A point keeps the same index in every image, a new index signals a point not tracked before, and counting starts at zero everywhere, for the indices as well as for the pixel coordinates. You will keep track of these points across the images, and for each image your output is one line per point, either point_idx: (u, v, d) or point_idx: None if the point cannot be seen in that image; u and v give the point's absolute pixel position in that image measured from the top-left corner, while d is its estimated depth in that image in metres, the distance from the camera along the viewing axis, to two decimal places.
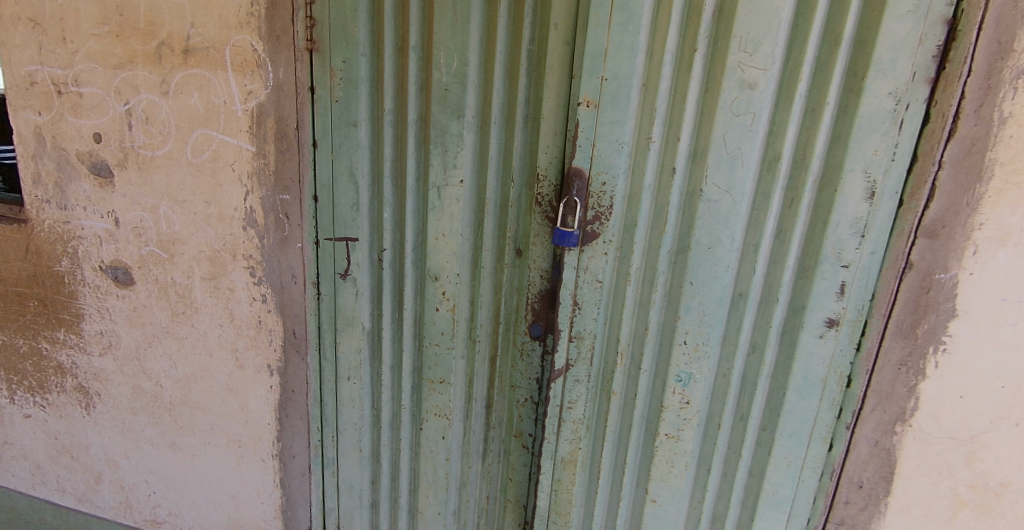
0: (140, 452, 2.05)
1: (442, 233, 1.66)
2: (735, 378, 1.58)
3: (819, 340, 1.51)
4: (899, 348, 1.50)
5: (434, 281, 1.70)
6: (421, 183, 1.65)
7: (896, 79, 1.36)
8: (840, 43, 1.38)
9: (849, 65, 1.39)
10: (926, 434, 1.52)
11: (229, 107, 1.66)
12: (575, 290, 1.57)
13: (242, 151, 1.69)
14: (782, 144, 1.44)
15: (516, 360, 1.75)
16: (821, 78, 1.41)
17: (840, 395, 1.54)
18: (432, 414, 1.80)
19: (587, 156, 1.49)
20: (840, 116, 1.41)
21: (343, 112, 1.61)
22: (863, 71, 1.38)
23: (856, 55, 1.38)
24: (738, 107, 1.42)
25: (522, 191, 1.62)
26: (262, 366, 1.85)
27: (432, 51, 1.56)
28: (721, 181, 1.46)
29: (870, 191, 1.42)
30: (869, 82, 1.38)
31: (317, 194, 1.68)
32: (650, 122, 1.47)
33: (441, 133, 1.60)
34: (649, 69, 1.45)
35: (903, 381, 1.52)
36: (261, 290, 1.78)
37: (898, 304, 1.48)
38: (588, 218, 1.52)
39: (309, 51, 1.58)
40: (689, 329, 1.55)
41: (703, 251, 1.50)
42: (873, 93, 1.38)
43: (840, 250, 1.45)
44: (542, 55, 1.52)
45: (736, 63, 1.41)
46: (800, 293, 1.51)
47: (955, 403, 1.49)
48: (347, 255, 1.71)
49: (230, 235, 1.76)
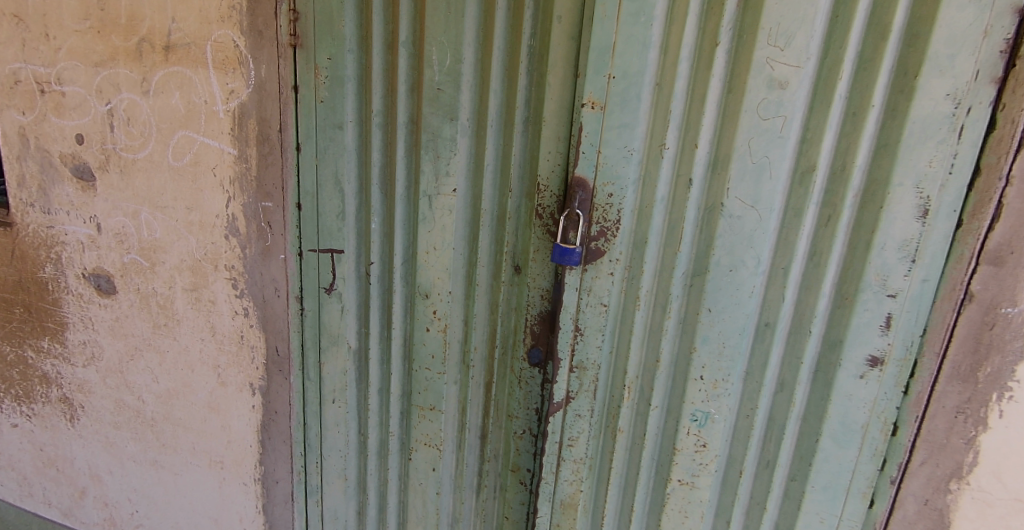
0: (123, 469, 1.96)
1: (433, 247, 1.51)
2: (759, 419, 1.39)
3: (859, 381, 1.31)
4: (956, 393, 1.29)
5: (424, 299, 1.55)
6: (411, 191, 1.51)
7: (956, 78, 1.16)
8: (889, 35, 1.18)
9: (899, 61, 1.19)
10: (986, 494, 1.31)
11: (210, 108, 1.56)
12: (576, 314, 1.40)
13: (223, 155, 1.57)
14: (818, 153, 1.24)
15: (513, 387, 1.58)
16: (865, 76, 1.21)
17: (883, 445, 1.33)
18: (422, 443, 1.65)
19: (592, 164, 1.33)
20: (887, 120, 1.21)
21: (328, 114, 1.48)
22: (916, 68, 1.18)
23: (908, 49, 1.18)
24: (767, 109, 1.24)
25: (521, 202, 1.46)
26: (244, 385, 1.73)
27: (424, 47, 1.42)
28: (745, 194, 1.28)
29: (923, 209, 1.21)
30: (923, 81, 1.18)
31: (301, 202, 1.55)
32: (663, 127, 1.29)
33: (433, 137, 1.45)
34: (663, 66, 1.28)
35: (959, 432, 1.31)
36: (243, 303, 1.66)
37: (954, 341, 1.27)
38: (592, 234, 1.35)
39: (292, 47, 1.46)
40: (706, 363, 1.37)
41: (723, 274, 1.32)
42: (927, 94, 1.18)
43: (886, 277, 1.25)
44: (543, 50, 1.36)
45: (764, 59, 1.22)
46: (837, 326, 1.31)
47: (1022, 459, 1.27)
48: (333, 268, 1.58)
49: (212, 244, 1.65)
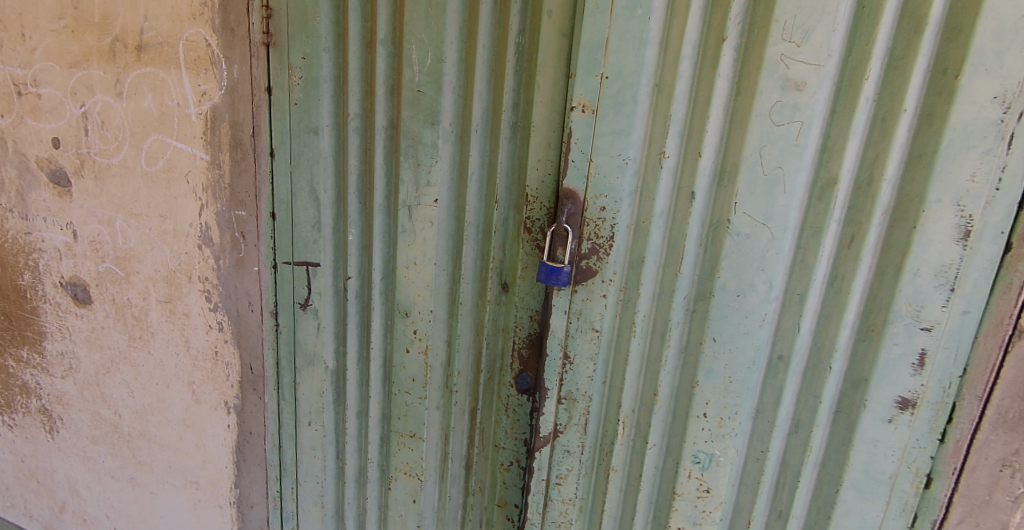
0: (100, 484, 1.88)
1: (413, 262, 1.39)
2: (771, 463, 1.23)
3: (887, 426, 1.15)
4: (1002, 444, 1.14)
5: (404, 318, 1.43)
6: (391, 201, 1.39)
7: (1005, 79, 0.99)
8: (924, 29, 1.02)
9: (936, 58, 1.03)
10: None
11: (183, 110, 1.47)
12: (565, 339, 1.26)
13: (196, 160, 1.48)
14: (840, 164, 1.09)
15: (501, 415, 1.43)
16: (895, 76, 1.05)
17: (915, 499, 1.18)
18: (402, 472, 1.52)
19: (582, 174, 1.19)
20: (921, 127, 1.05)
21: (303, 117, 1.38)
22: (957, 66, 1.01)
23: (947, 45, 1.02)
24: (780, 113, 1.09)
25: (508, 213, 1.32)
26: (219, 403, 1.63)
27: (403, 45, 1.30)
28: (756, 210, 1.12)
29: (964, 231, 1.05)
30: (964, 82, 1.01)
31: (275, 211, 1.45)
32: (662, 133, 1.15)
33: (413, 143, 1.33)
34: (663, 65, 1.14)
35: (1005, 488, 1.15)
36: (217, 317, 1.57)
37: (1000, 385, 1.11)
38: (583, 251, 1.21)
39: (266, 45, 1.36)
40: (710, 399, 1.21)
41: (730, 299, 1.17)
42: (969, 97, 1.01)
43: (920, 308, 1.09)
44: (531, 48, 1.23)
45: (777, 56, 1.07)
46: (861, 362, 1.14)
47: None
48: (308, 283, 1.47)
49: (185, 254, 1.55)
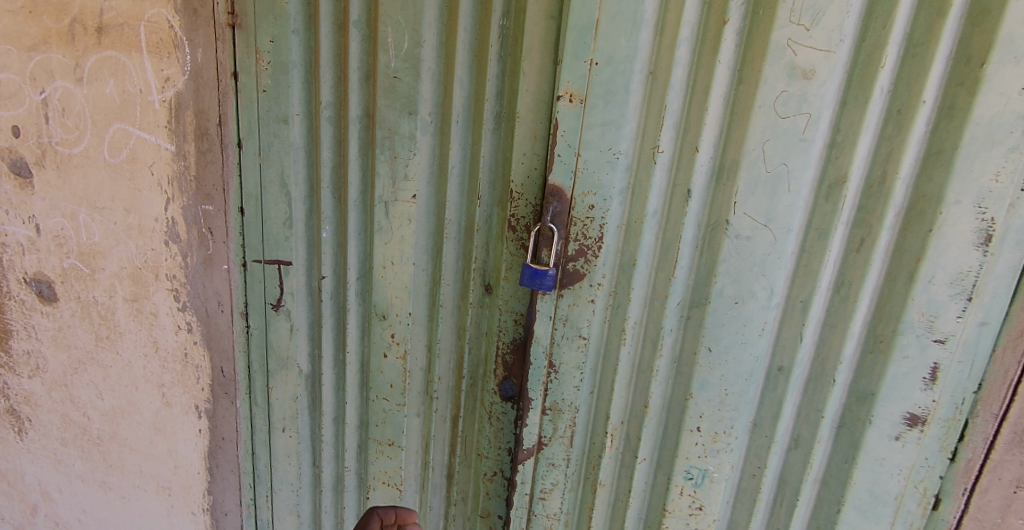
0: (71, 488, 1.81)
1: (390, 261, 1.30)
2: (768, 480, 1.16)
3: (894, 444, 1.07)
4: (1019, 465, 1.05)
5: (381, 320, 1.34)
6: (366, 196, 1.30)
7: None
8: (947, 12, 0.92)
9: (959, 45, 0.93)
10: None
11: (145, 97, 1.36)
12: (550, 347, 1.17)
13: (160, 151, 1.38)
14: (850, 161, 0.99)
15: (483, 423, 1.33)
16: (913, 64, 0.95)
17: (921, 520, 1.10)
18: (380, 482, 1.45)
19: (568, 170, 1.09)
20: (941, 121, 0.96)
21: (272, 105, 1.28)
22: (982, 54, 0.92)
23: (972, 30, 0.92)
24: (786, 105, 0.99)
25: (492, 211, 1.23)
26: (190, 407, 1.55)
27: (378, 27, 1.20)
28: (757, 210, 1.04)
29: (985, 236, 0.96)
30: (990, 71, 0.92)
31: (244, 206, 1.36)
32: (656, 125, 1.06)
33: (389, 134, 1.24)
34: (658, 51, 1.04)
35: (1019, 512, 1.06)
36: (186, 317, 1.48)
37: (1017, 402, 1.02)
38: (569, 253, 1.12)
39: (231, 27, 1.26)
40: (705, 412, 1.14)
41: (727, 306, 1.08)
42: (995, 88, 0.92)
43: (934, 318, 1.00)
44: (517, 31, 1.13)
45: (784, 41, 0.98)
46: (867, 375, 1.06)
47: None
48: (280, 282, 1.38)
49: (151, 250, 1.46)
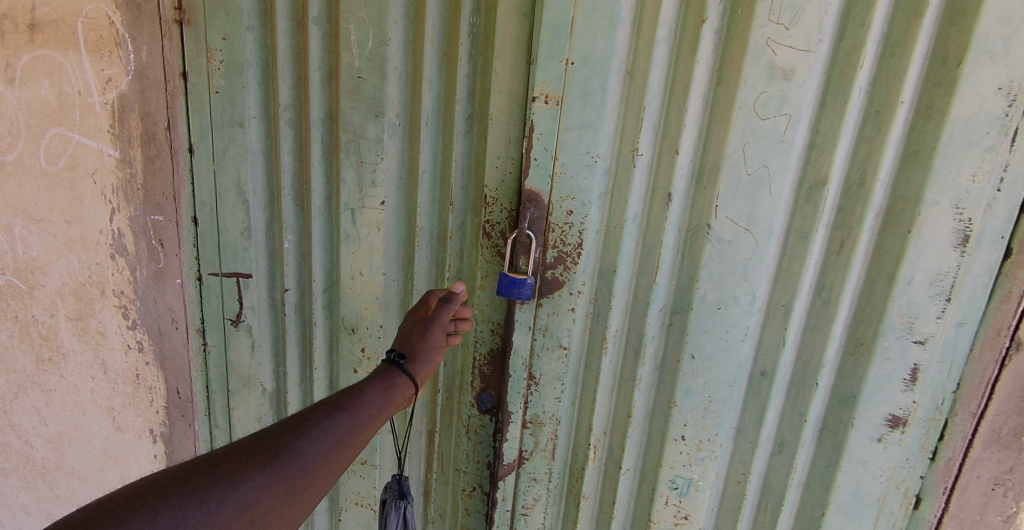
0: (14, 522, 1.67)
1: (358, 272, 1.23)
2: (753, 486, 1.14)
3: (876, 445, 1.07)
4: (995, 461, 1.06)
5: (349, 334, 1.27)
6: (330, 203, 1.22)
7: (1009, 68, 0.90)
8: (925, 11, 0.90)
9: (935, 44, 0.92)
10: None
11: (85, 99, 1.26)
12: (530, 359, 1.13)
13: (103, 157, 1.28)
14: (830, 162, 0.98)
15: (461, 436, 1.28)
16: (892, 64, 0.94)
17: (903, 520, 1.10)
18: (352, 502, 1.38)
19: (545, 175, 1.05)
20: (918, 121, 0.95)
21: (226, 107, 1.20)
22: (959, 54, 0.91)
23: (948, 29, 0.91)
24: (766, 106, 0.97)
25: (465, 217, 1.18)
26: (144, 431, 1.45)
27: (339, 24, 1.13)
28: (738, 214, 1.02)
29: (962, 236, 0.96)
30: (967, 71, 0.91)
31: (198, 216, 1.27)
32: (635, 127, 1.02)
33: (354, 137, 1.17)
34: (635, 50, 1.00)
35: (997, 507, 1.08)
36: (137, 336, 1.38)
37: (994, 400, 1.04)
38: (548, 260, 1.09)
39: (179, 23, 1.17)
40: (689, 420, 1.12)
41: (709, 312, 1.06)
42: (971, 88, 0.91)
43: (914, 319, 1.00)
44: (488, 29, 1.08)
45: (763, 40, 0.95)
46: (849, 377, 1.05)
47: None
48: (239, 296, 1.30)
49: (96, 265, 1.35)
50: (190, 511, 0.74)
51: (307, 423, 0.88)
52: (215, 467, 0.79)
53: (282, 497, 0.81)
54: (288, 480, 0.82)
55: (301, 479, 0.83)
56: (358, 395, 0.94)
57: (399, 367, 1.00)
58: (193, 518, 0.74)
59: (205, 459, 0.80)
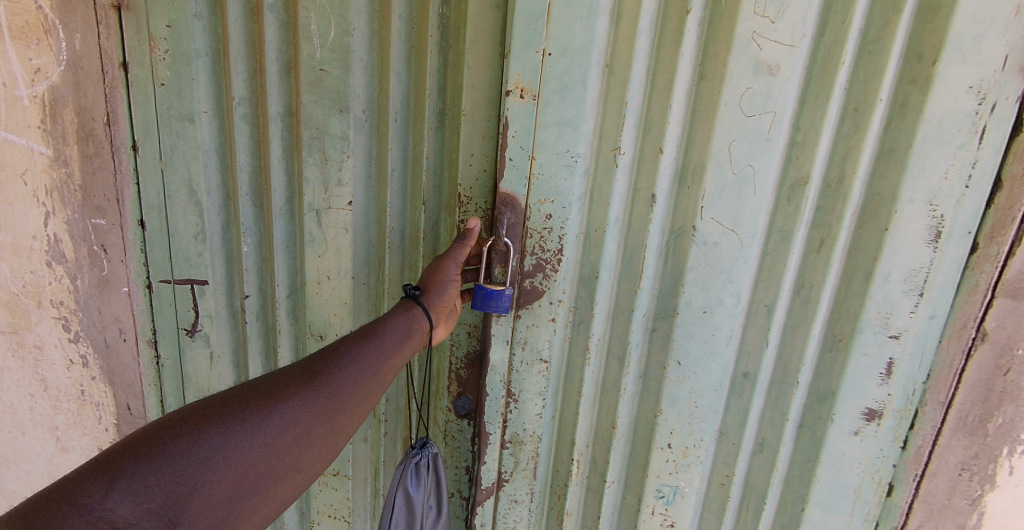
0: None
1: (326, 276, 1.16)
2: (735, 487, 1.16)
3: (853, 439, 1.08)
4: (962, 448, 1.10)
5: (318, 341, 1.20)
6: (293, 204, 1.14)
7: (982, 66, 0.91)
8: (902, 7, 0.90)
9: (911, 42, 0.92)
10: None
11: (10, 92, 1.13)
12: (509, 376, 1.10)
13: (34, 156, 1.16)
14: (812, 159, 0.97)
15: (439, 443, 1.23)
16: (870, 61, 0.93)
17: (877, 508, 1.13)
18: (324, 515, 1.33)
19: (523, 176, 1.01)
20: (894, 119, 0.95)
21: (174, 101, 1.10)
22: (935, 53, 0.91)
23: (924, 26, 0.91)
24: (751, 102, 0.96)
25: (439, 217, 1.13)
26: (92, 450, 1.36)
27: (297, 12, 1.05)
28: (724, 215, 1.00)
29: (936, 232, 0.97)
30: (941, 69, 0.91)
31: (145, 219, 1.17)
32: (616, 124, 0.99)
33: (318, 133, 1.09)
34: (615, 44, 0.97)
35: (963, 491, 1.13)
36: (80, 349, 1.28)
37: (961, 389, 1.06)
38: (526, 269, 1.05)
39: (116, 9, 1.07)
40: (675, 429, 1.11)
41: (695, 316, 1.05)
42: (946, 86, 0.92)
43: (889, 315, 1.01)
44: (459, 19, 1.02)
45: (749, 34, 0.93)
46: (827, 374, 1.06)
47: None
48: (194, 305, 1.20)
49: (29, 274, 1.24)
50: (237, 429, 0.79)
51: (333, 355, 0.91)
52: (250, 397, 0.83)
53: (317, 420, 0.86)
54: (322, 404, 0.86)
55: (334, 403, 0.88)
56: (382, 322, 0.96)
57: (415, 300, 0.99)
58: (239, 434, 0.79)
59: (240, 389, 0.84)
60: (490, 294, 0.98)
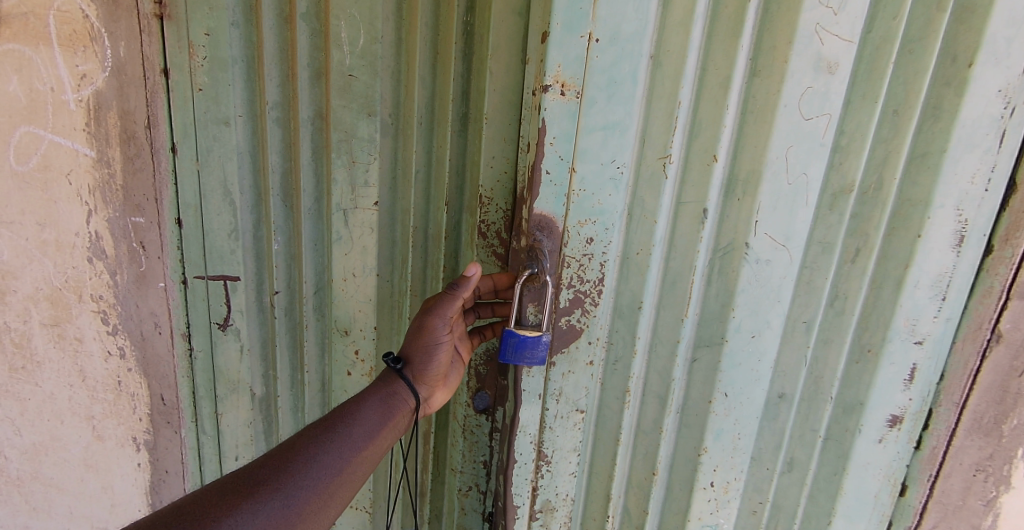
0: None
1: (351, 273, 1.21)
2: (767, 511, 1.19)
3: (877, 446, 1.13)
4: (975, 449, 1.14)
5: (342, 336, 1.25)
6: (322, 204, 1.19)
7: (1010, 70, 0.95)
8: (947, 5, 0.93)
9: (947, 44, 0.95)
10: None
11: (58, 96, 1.20)
12: (540, 431, 1.07)
13: (79, 157, 1.22)
14: (854, 166, 1.00)
15: (457, 436, 1.27)
16: (911, 61, 0.96)
17: (890, 508, 1.18)
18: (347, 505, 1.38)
19: (561, 193, 0.96)
20: (927, 122, 0.98)
21: (211, 105, 1.15)
22: (970, 54, 0.95)
23: (959, 27, 0.94)
24: (810, 104, 0.97)
25: (461, 217, 1.16)
26: (127, 439, 1.41)
27: (329, 21, 1.10)
28: (777, 230, 1.02)
29: (959, 237, 1.02)
30: (975, 72, 0.95)
31: (181, 217, 1.23)
32: (665, 125, 0.97)
33: (346, 137, 1.14)
34: (665, 36, 0.94)
35: (977, 492, 1.17)
36: (118, 341, 1.34)
37: (976, 390, 1.10)
38: (564, 306, 1.02)
39: (159, 18, 1.12)
40: (717, 465, 1.14)
41: (743, 342, 1.07)
42: (980, 89, 0.96)
43: (916, 321, 1.05)
44: (482, 28, 1.07)
45: (812, 26, 0.94)
46: (856, 384, 1.10)
47: None
48: (226, 300, 1.26)
49: (72, 269, 1.30)
50: None
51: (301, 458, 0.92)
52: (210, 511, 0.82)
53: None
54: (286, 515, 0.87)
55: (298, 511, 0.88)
56: (354, 418, 0.99)
57: (398, 376, 1.05)
58: None
59: (203, 500, 0.84)
60: (523, 344, 0.94)
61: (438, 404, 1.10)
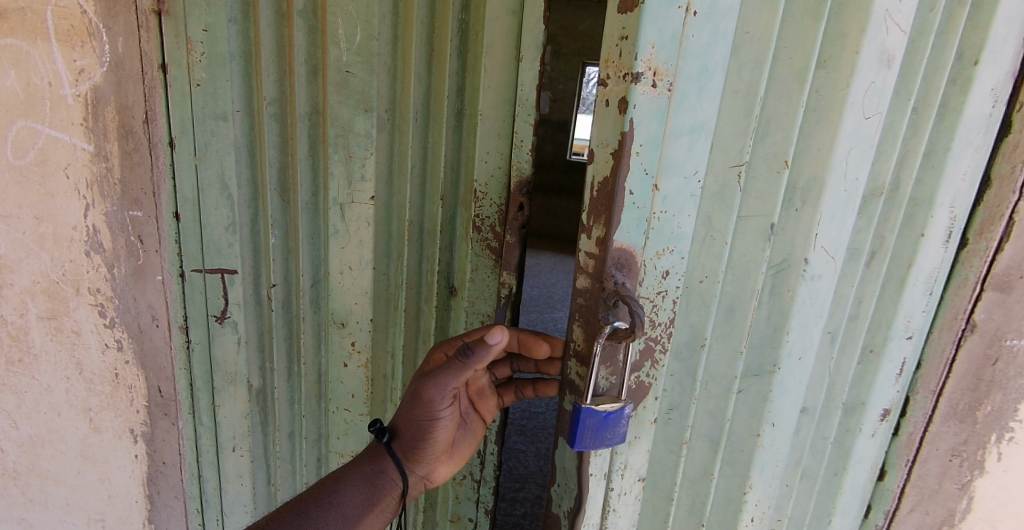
0: None
1: (348, 266, 1.23)
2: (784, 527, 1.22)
3: (871, 440, 1.18)
4: (952, 435, 1.18)
5: (339, 328, 1.28)
6: (319, 198, 1.22)
7: (1000, 70, 0.98)
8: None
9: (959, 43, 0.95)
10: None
11: (56, 91, 1.21)
12: (607, 502, 0.98)
13: (76, 151, 1.24)
14: (886, 168, 0.98)
15: None
16: (936, 58, 0.95)
17: (869, 492, 1.24)
18: None
19: (644, 214, 0.82)
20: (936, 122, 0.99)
21: (208, 101, 1.17)
22: (976, 52, 0.95)
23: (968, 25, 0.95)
24: (869, 102, 0.92)
25: (456, 211, 1.21)
26: (124, 431, 1.43)
27: (326, 18, 1.12)
28: (830, 243, 0.97)
29: (948, 232, 1.06)
30: (979, 70, 0.97)
31: (179, 211, 1.24)
32: (739, 124, 0.87)
33: (343, 132, 1.16)
34: (745, 13, 0.81)
35: (953, 476, 1.21)
36: (115, 334, 1.35)
37: (951, 378, 1.15)
38: (638, 359, 0.91)
39: (156, 13, 1.13)
40: (759, 501, 1.13)
41: (792, 366, 1.04)
42: (980, 88, 0.98)
43: (910, 318, 1.09)
44: (476, 26, 1.10)
45: (883, 13, 0.87)
46: (860, 387, 1.12)
47: (1018, 503, 1.21)
48: (223, 293, 1.27)
49: (69, 262, 1.31)
50: None
51: None
52: None
53: None
54: None
55: None
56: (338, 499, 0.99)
57: (387, 453, 1.03)
58: None
59: None
60: (604, 426, 0.82)
61: (441, 478, 1.08)
